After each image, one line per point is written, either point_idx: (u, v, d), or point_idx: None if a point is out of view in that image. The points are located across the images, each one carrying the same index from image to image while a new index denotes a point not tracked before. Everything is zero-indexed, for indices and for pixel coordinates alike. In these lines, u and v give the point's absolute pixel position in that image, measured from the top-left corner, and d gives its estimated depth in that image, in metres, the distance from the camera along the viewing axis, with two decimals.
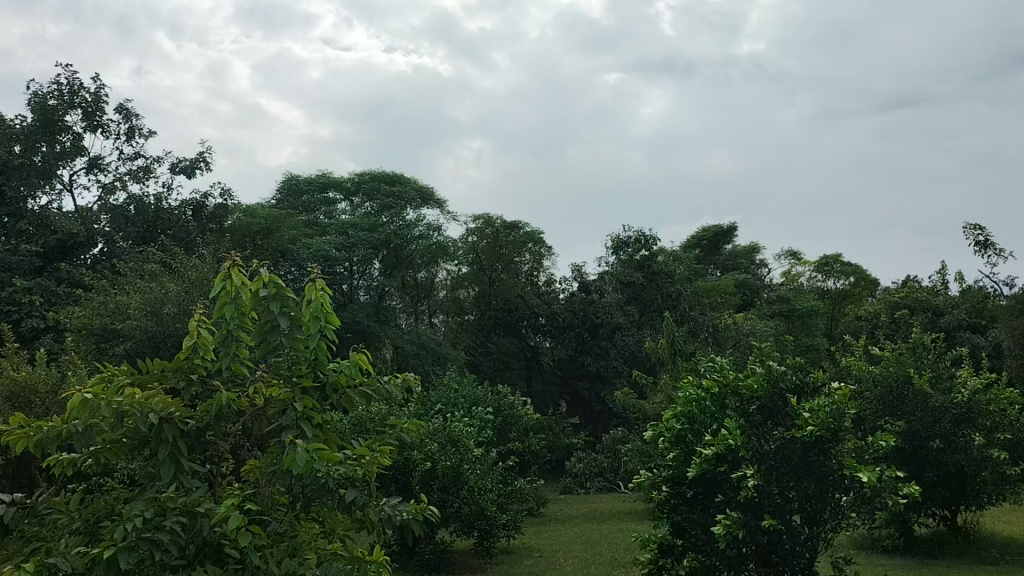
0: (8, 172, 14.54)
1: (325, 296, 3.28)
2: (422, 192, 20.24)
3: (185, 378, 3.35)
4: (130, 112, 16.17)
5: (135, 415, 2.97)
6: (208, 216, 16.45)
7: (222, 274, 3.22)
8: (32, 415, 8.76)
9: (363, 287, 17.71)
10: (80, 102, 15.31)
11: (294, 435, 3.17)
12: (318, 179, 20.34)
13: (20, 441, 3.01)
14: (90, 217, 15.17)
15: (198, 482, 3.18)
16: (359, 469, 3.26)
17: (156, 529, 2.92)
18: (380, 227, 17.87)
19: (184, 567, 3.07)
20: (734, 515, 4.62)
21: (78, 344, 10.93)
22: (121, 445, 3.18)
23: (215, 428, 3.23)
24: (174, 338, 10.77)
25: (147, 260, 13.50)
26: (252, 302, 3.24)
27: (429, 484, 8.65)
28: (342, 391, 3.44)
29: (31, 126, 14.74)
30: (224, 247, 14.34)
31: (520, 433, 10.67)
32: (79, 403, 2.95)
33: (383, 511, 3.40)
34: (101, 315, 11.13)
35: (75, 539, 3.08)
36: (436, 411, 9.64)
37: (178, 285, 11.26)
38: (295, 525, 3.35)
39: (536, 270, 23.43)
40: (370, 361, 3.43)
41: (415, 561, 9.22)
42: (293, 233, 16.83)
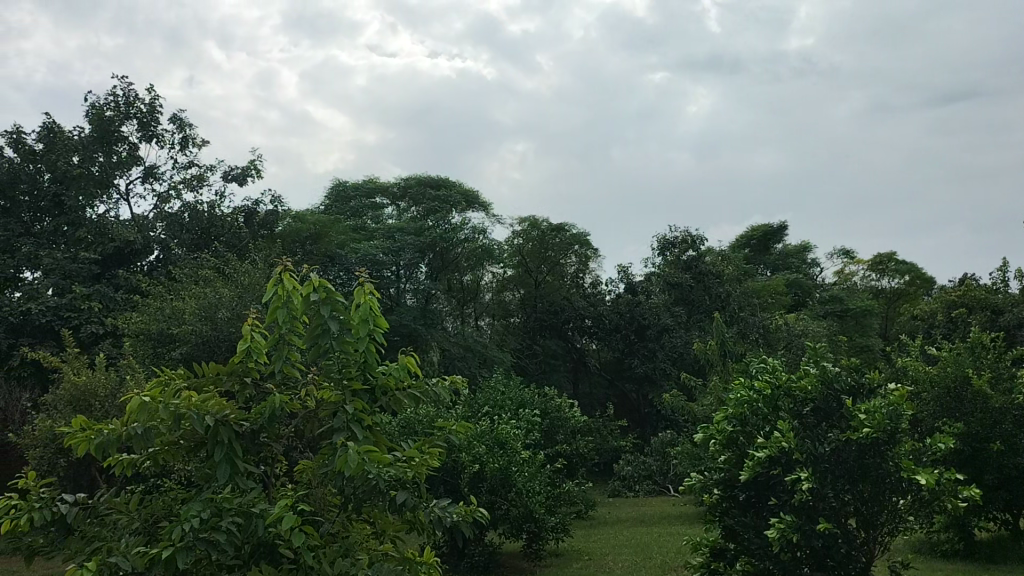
0: (67, 182, 14.89)
1: (374, 300, 3.33)
2: (468, 194, 20.32)
3: (239, 380, 3.42)
4: (184, 122, 16.57)
5: (191, 417, 3.03)
6: (259, 222, 16.71)
7: (274, 279, 3.31)
8: (93, 417, 9.06)
9: (409, 290, 17.61)
10: (135, 113, 15.77)
11: (345, 437, 3.19)
12: (365, 184, 20.58)
13: (82, 443, 3.11)
14: (146, 225, 15.56)
15: (253, 483, 3.25)
16: (409, 470, 3.29)
17: (212, 529, 2.99)
18: (426, 231, 18.13)
19: (239, 567, 3.14)
20: (789, 519, 4.50)
21: (136, 348, 11.25)
22: (178, 447, 3.26)
23: (269, 430, 3.29)
24: (228, 341, 11.02)
25: (202, 266, 13.80)
26: (303, 306, 3.29)
27: (478, 486, 8.76)
28: (391, 393, 3.48)
29: (89, 137, 15.26)
30: (275, 252, 14.60)
31: (567, 435, 10.65)
32: (137, 406, 3.03)
33: (433, 512, 3.42)
34: (158, 320, 11.41)
35: (135, 539, 3.16)
36: (484, 413, 9.72)
37: (232, 290, 11.53)
38: (347, 526, 3.40)
39: (582, 272, 23.31)
40: (419, 364, 3.46)
41: (465, 563, 9.26)
42: (343, 238, 17.10)
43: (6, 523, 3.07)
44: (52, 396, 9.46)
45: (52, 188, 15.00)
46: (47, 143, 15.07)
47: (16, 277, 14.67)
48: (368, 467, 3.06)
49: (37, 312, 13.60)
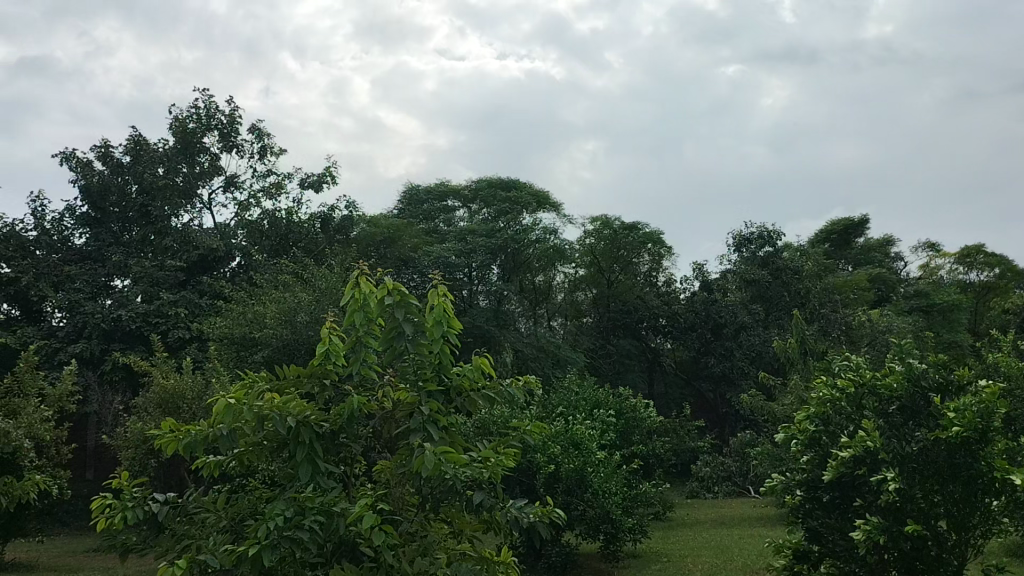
0: (154, 193, 15.46)
1: (448, 302, 3.37)
2: (539, 195, 20.27)
3: (319, 383, 3.50)
4: (262, 132, 17.04)
5: (274, 419, 3.13)
6: (335, 229, 17.07)
7: (351, 283, 3.37)
8: (182, 419, 9.41)
9: (482, 291, 17.81)
10: (216, 124, 16.29)
11: (422, 438, 3.23)
12: (437, 188, 20.79)
13: (171, 444, 3.23)
14: (228, 233, 16.07)
15: (334, 483, 3.32)
16: (485, 471, 3.30)
17: (296, 528, 3.06)
18: (498, 232, 18.20)
19: (323, 564, 3.23)
20: (875, 520, 4.35)
21: (221, 352, 11.63)
22: (261, 448, 3.35)
23: (349, 431, 3.37)
24: (307, 345, 11.30)
25: (281, 272, 14.15)
26: (379, 309, 3.36)
27: (553, 487, 8.77)
28: (466, 394, 3.52)
29: (173, 149, 15.82)
30: (351, 256, 14.88)
31: (644, 436, 10.55)
32: (223, 407, 3.12)
33: (509, 513, 3.45)
34: (241, 324, 11.77)
35: (222, 537, 3.27)
36: (558, 413, 9.72)
37: (309, 294, 11.79)
38: (426, 526, 3.45)
39: (656, 270, 23.18)
40: (492, 365, 3.48)
41: (542, 564, 9.27)
42: (415, 241, 17.33)
43: (102, 522, 3.21)
44: (143, 399, 9.87)
45: (139, 199, 15.61)
46: (134, 155, 15.65)
47: (107, 286, 15.30)
48: (446, 467, 3.08)
49: (128, 318, 14.21)
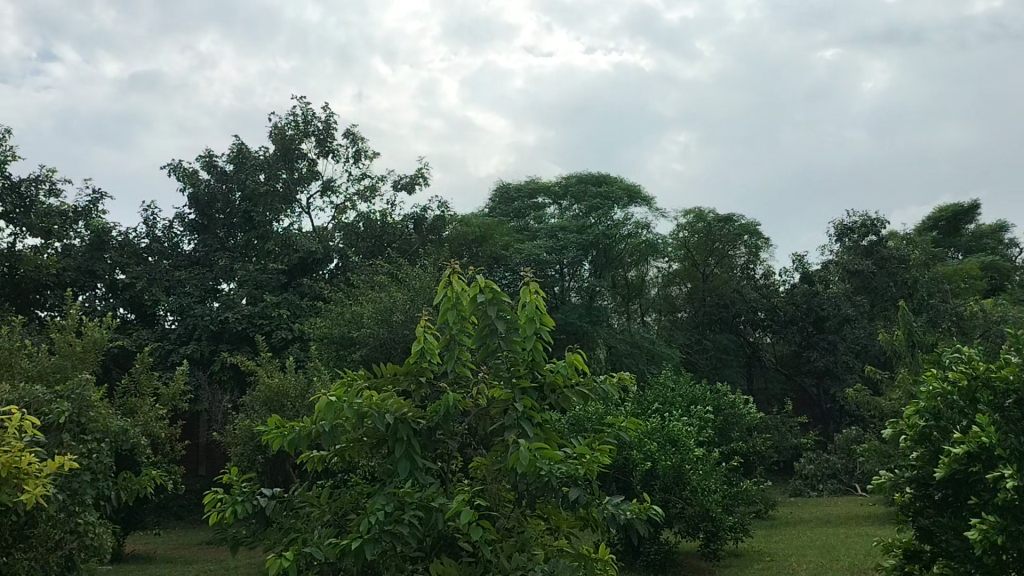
0: (256, 199, 16.06)
1: (540, 299, 3.38)
2: (630, 189, 19.95)
3: (414, 380, 3.56)
4: (356, 136, 17.45)
5: (372, 415, 3.20)
6: (428, 229, 17.32)
7: (443, 282, 3.42)
8: (286, 416, 9.72)
9: (574, 288, 17.79)
10: (313, 130, 16.78)
11: (516, 434, 3.25)
12: (528, 185, 20.86)
13: (276, 439, 3.36)
14: (326, 236, 16.52)
15: (431, 479, 3.38)
16: (581, 467, 3.28)
17: (396, 522, 3.12)
18: (589, 229, 18.21)
19: (422, 559, 3.31)
20: (992, 519, 4.12)
21: (321, 352, 11.97)
22: (361, 444, 3.43)
23: (444, 428, 3.41)
24: (404, 343, 11.53)
25: (377, 272, 14.46)
26: (471, 307, 3.40)
27: (651, 484, 8.69)
28: (560, 391, 3.51)
29: (273, 155, 16.38)
30: (443, 255, 15.08)
31: (743, 433, 10.35)
32: (324, 405, 3.22)
33: (606, 510, 3.44)
34: (340, 325, 12.07)
35: (326, 531, 3.36)
36: (654, 410, 9.61)
37: (404, 294, 11.99)
38: (523, 522, 3.47)
39: (753, 263, 22.57)
40: (586, 362, 3.46)
41: (641, 561, 9.19)
42: (506, 239, 17.43)
43: (214, 515, 3.36)
44: (251, 397, 10.26)
45: (242, 206, 16.18)
46: (236, 163, 16.28)
47: (214, 288, 15.89)
48: (541, 464, 3.10)
49: (235, 320, 14.80)
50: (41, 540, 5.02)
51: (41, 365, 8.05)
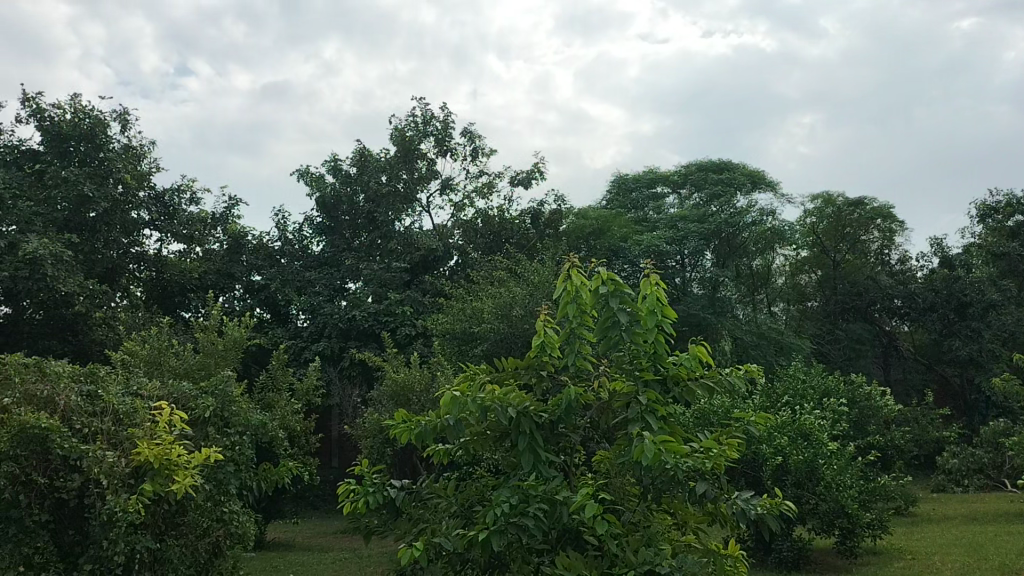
0: (378, 200, 16.53)
1: (660, 290, 3.33)
2: (753, 175, 19.37)
3: (535, 374, 3.58)
4: (473, 134, 17.66)
5: (496, 409, 3.23)
6: (545, 222, 17.24)
7: (563, 276, 3.41)
8: (412, 409, 9.98)
9: (695, 278, 17.65)
10: (432, 130, 17.14)
11: (641, 428, 3.22)
12: (646, 176, 20.57)
13: (404, 433, 3.45)
14: (445, 233, 16.79)
15: (555, 472, 3.40)
16: (708, 461, 3.22)
17: (521, 515, 3.14)
18: (711, 217, 17.85)
19: (549, 551, 3.35)
20: None
21: (444, 347, 12.21)
22: (485, 438, 3.48)
23: (566, 421, 3.42)
24: (524, 337, 11.63)
25: (496, 268, 14.60)
26: (592, 300, 3.38)
27: (782, 479, 8.44)
28: (684, 383, 3.45)
29: (394, 156, 16.79)
30: (561, 249, 15.08)
31: (880, 426, 9.87)
32: (449, 399, 3.29)
33: (735, 505, 3.36)
34: (461, 320, 12.26)
35: (453, 522, 3.44)
36: (784, 403, 9.28)
37: (523, 289, 12.08)
38: (649, 516, 3.44)
39: (887, 248, 21.54)
40: (710, 354, 3.38)
41: (772, 558, 8.93)
42: (625, 230, 17.28)
43: (348, 506, 3.50)
44: (378, 391, 10.59)
45: (366, 207, 16.67)
46: (359, 166, 16.79)
47: (342, 287, 16.50)
48: (665, 458, 3.05)
49: (362, 317, 15.31)
50: (190, 528, 5.37)
51: (187, 362, 8.58)
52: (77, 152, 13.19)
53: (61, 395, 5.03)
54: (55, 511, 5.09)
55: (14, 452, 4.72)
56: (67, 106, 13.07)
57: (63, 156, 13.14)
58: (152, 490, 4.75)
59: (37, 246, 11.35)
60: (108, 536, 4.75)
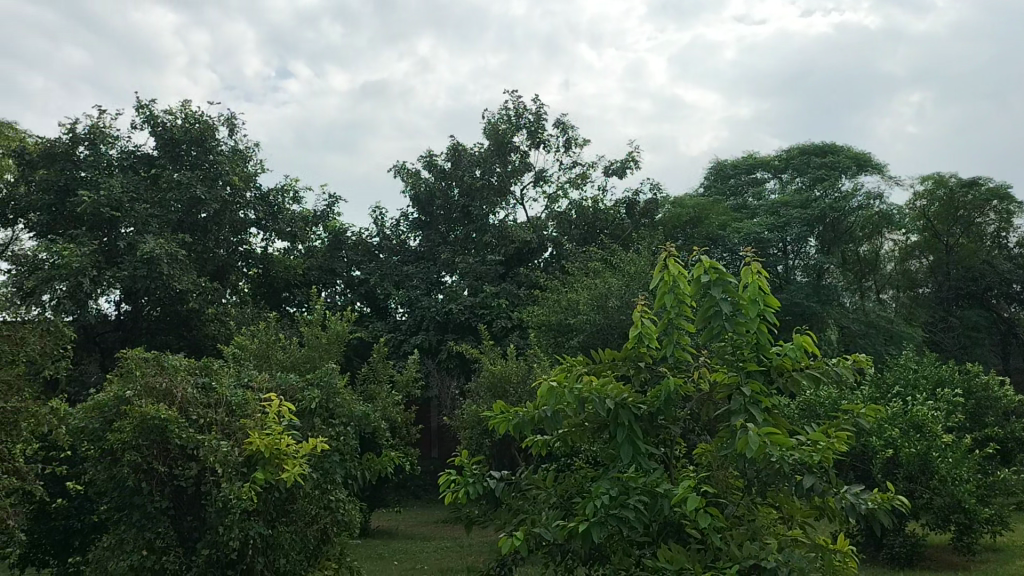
0: (472, 194, 16.68)
1: (762, 278, 3.23)
2: (859, 157, 18.62)
3: (633, 365, 3.55)
4: (566, 125, 17.59)
5: (593, 401, 3.21)
6: (640, 212, 17.05)
7: (660, 265, 3.36)
8: (509, 401, 10.05)
9: (799, 266, 17.37)
10: (525, 123, 17.16)
11: (744, 420, 3.15)
12: (745, 161, 20.14)
13: (502, 423, 3.48)
14: (540, 225, 16.78)
15: (655, 464, 3.35)
16: (815, 455, 3.12)
17: (621, 507, 3.12)
18: (814, 203, 17.33)
19: (650, 544, 3.32)
20: None
21: (540, 339, 12.26)
22: (583, 429, 3.47)
23: (666, 413, 3.37)
24: (621, 329, 11.48)
25: (591, 258, 14.53)
26: (692, 289, 3.32)
27: (894, 473, 8.12)
28: (788, 374, 3.35)
29: (487, 150, 16.90)
30: (657, 238, 14.89)
31: (999, 417, 9.34)
32: (547, 391, 3.30)
33: (844, 499, 3.24)
34: (557, 312, 12.30)
35: (553, 512, 3.43)
36: (894, 394, 8.94)
37: (619, 279, 11.97)
38: (753, 510, 3.37)
39: (1005, 231, 20.79)
40: (816, 343, 3.26)
41: (883, 554, 8.61)
42: (724, 218, 16.94)
43: (449, 496, 3.57)
44: (476, 383, 10.72)
45: (462, 201, 16.84)
46: (454, 161, 16.99)
47: (438, 281, 16.73)
48: (770, 450, 2.97)
49: (458, 311, 15.49)
50: (300, 515, 5.58)
51: (293, 355, 8.89)
52: (188, 156, 13.80)
53: (178, 387, 5.27)
54: (174, 498, 5.36)
55: (136, 442, 5.00)
56: (179, 112, 13.70)
57: (175, 160, 13.77)
58: (264, 479, 4.94)
59: (153, 246, 11.94)
60: (224, 522, 4.98)
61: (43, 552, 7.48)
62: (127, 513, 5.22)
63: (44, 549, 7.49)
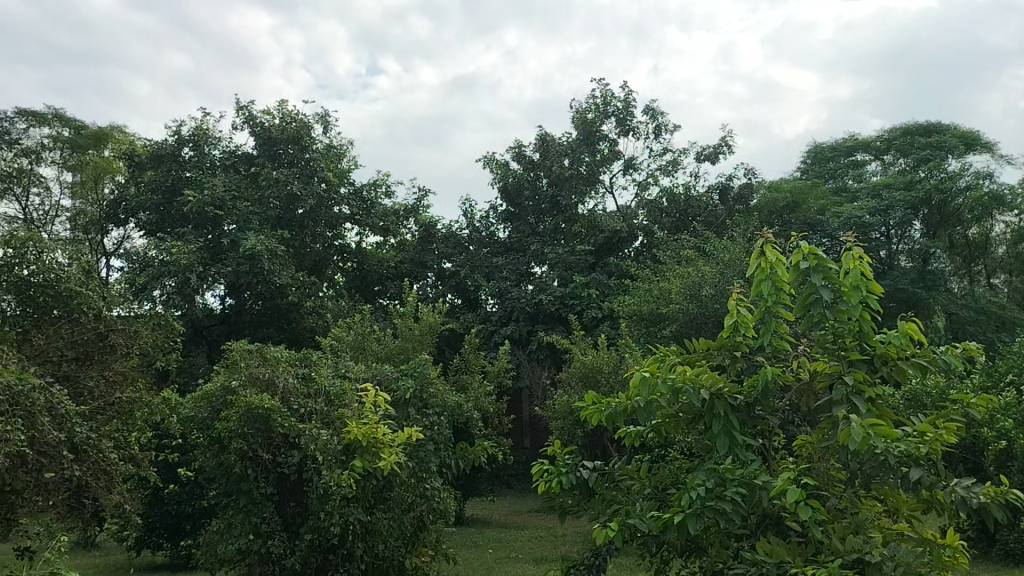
0: (561, 184, 16.62)
1: (865, 264, 3.11)
2: (968, 135, 17.68)
3: (729, 355, 3.48)
4: (656, 111, 17.33)
5: (687, 391, 3.16)
6: (734, 198, 16.69)
7: (755, 252, 3.28)
8: (601, 391, 10.04)
9: (904, 251, 16.65)
10: (613, 111, 16.97)
11: (846, 410, 3.05)
12: (844, 143, 19.46)
13: (594, 414, 3.48)
14: (630, 214, 16.61)
15: (753, 455, 3.28)
16: (922, 446, 3.00)
17: (718, 499, 3.07)
18: (918, 184, 16.60)
19: (748, 536, 3.27)
20: None
21: (633, 330, 12.16)
22: (678, 420, 3.43)
23: (763, 404, 3.28)
24: (716, 318, 11.26)
25: (683, 246, 14.30)
26: (791, 275, 3.22)
27: (1008, 466, 7.75)
28: (894, 363, 3.22)
29: (575, 140, 16.72)
30: (752, 225, 14.55)
31: None
32: (639, 381, 3.26)
33: (954, 493, 3.09)
34: (649, 301, 12.17)
35: (647, 503, 3.39)
36: (1008, 383, 8.51)
37: (714, 267, 11.75)
38: (857, 503, 3.27)
39: None
40: (923, 330, 3.12)
41: (997, 550, 8.26)
42: (822, 201, 16.40)
43: (543, 485, 3.59)
44: (568, 373, 10.71)
45: (550, 191, 16.79)
46: (542, 151, 16.99)
47: (528, 272, 16.77)
48: (875, 442, 2.87)
49: (549, 302, 15.50)
50: (397, 502, 5.68)
51: (386, 346, 9.06)
52: (285, 155, 14.22)
53: (280, 377, 5.46)
54: (278, 484, 5.56)
55: (242, 430, 5.23)
56: (276, 112, 14.13)
57: (273, 159, 14.19)
58: (362, 467, 5.06)
59: (255, 243, 12.40)
60: (325, 508, 5.14)
61: (157, 535, 7.87)
62: (234, 499, 5.43)
63: (158, 533, 7.88)
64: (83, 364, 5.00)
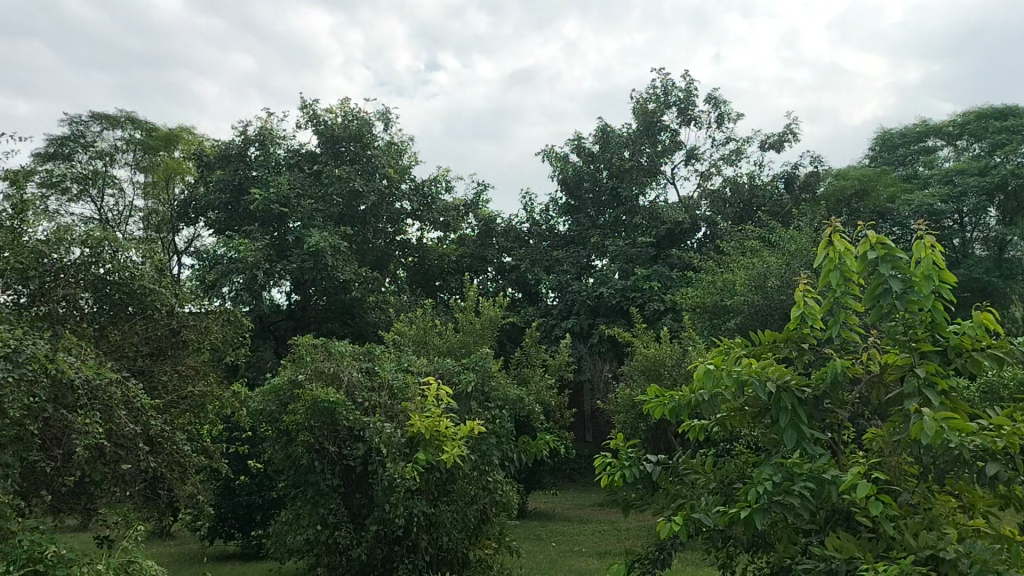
0: (622, 176, 16.51)
1: (936, 253, 3.03)
2: None
3: (796, 347, 3.42)
4: (718, 100, 17.09)
5: (753, 384, 3.12)
6: (800, 186, 16.34)
7: (823, 242, 3.22)
8: (664, 384, 9.97)
9: (979, 239, 16.32)
10: (674, 101, 16.78)
11: (919, 404, 2.97)
12: (914, 129, 18.89)
13: (657, 408, 3.46)
14: (692, 205, 16.38)
15: (821, 449, 3.21)
16: (999, 440, 2.89)
17: (785, 493, 3.02)
18: (994, 169, 16.01)
19: (817, 532, 3.21)
20: None
21: (696, 322, 12.03)
22: (743, 413, 3.39)
23: (832, 397, 3.21)
24: (781, 309, 11.08)
25: (748, 237, 14.06)
26: (859, 265, 3.15)
27: None
28: (968, 354, 3.11)
29: (636, 132, 16.56)
30: (819, 214, 14.25)
31: None
32: (703, 373, 3.23)
33: None
34: (712, 294, 12.00)
35: (713, 498, 3.35)
36: None
37: (779, 257, 11.56)
38: (931, 498, 3.18)
39: None
40: (999, 321, 3.02)
41: None
42: (892, 188, 15.95)
43: (606, 479, 3.59)
44: (630, 366, 10.68)
45: (610, 183, 16.68)
46: (602, 143, 16.87)
47: (589, 265, 16.71)
48: (949, 436, 2.79)
49: (609, 295, 15.43)
50: (460, 494, 5.75)
51: (448, 340, 9.14)
52: (348, 152, 14.44)
53: (344, 371, 5.58)
54: (345, 476, 5.66)
55: (309, 422, 5.34)
56: (338, 109, 14.35)
57: (337, 157, 14.42)
58: (426, 459, 5.13)
59: (319, 240, 12.63)
60: (390, 499, 5.22)
61: (228, 526, 8.09)
62: (302, 490, 5.57)
63: (229, 523, 8.11)
64: (156, 359, 5.19)
